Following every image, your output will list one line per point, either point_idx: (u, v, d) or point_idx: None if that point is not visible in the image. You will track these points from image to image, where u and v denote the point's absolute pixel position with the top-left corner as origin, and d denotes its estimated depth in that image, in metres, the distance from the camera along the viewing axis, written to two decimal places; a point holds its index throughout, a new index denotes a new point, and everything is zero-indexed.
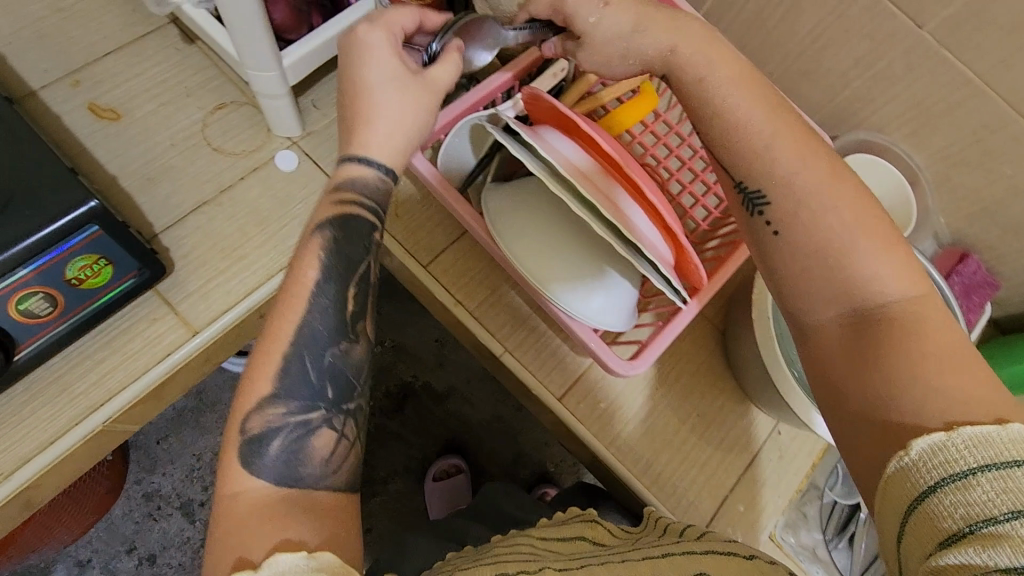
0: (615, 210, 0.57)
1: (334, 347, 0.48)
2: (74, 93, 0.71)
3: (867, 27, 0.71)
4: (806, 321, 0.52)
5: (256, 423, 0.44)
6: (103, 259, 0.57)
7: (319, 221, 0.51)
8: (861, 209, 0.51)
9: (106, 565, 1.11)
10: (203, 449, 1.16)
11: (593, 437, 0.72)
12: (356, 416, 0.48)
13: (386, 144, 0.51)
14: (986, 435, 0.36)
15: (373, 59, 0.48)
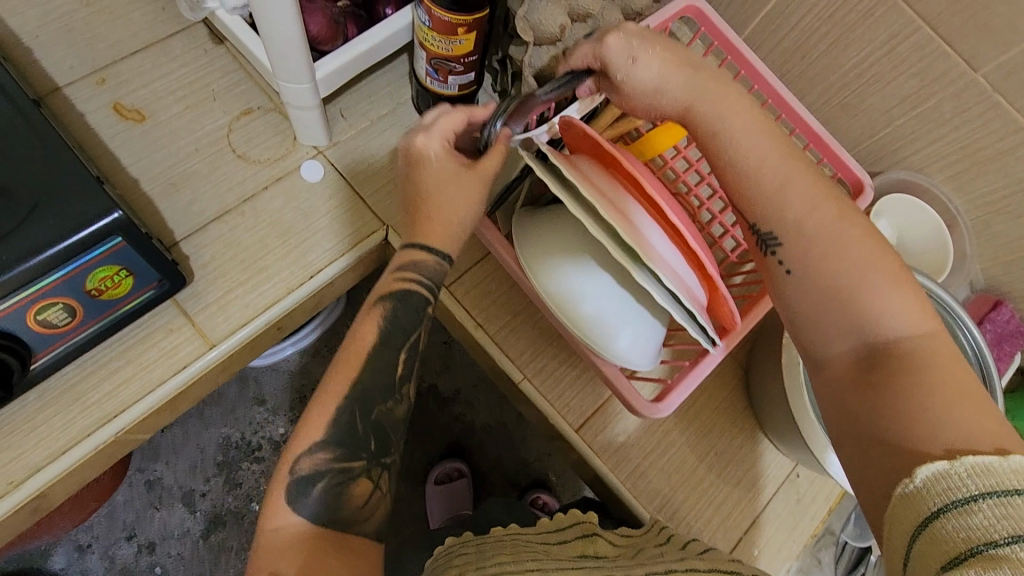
0: (659, 256, 0.53)
1: (381, 405, 0.54)
2: (99, 91, 0.69)
3: (917, 66, 0.69)
4: (822, 359, 0.53)
5: (305, 465, 0.50)
6: (125, 270, 0.56)
7: (381, 295, 0.57)
8: (865, 246, 0.52)
9: (106, 552, 1.07)
10: (208, 441, 1.13)
11: (609, 471, 0.71)
12: (391, 469, 0.55)
13: (444, 234, 0.57)
14: (987, 465, 0.37)
15: (430, 166, 0.55)
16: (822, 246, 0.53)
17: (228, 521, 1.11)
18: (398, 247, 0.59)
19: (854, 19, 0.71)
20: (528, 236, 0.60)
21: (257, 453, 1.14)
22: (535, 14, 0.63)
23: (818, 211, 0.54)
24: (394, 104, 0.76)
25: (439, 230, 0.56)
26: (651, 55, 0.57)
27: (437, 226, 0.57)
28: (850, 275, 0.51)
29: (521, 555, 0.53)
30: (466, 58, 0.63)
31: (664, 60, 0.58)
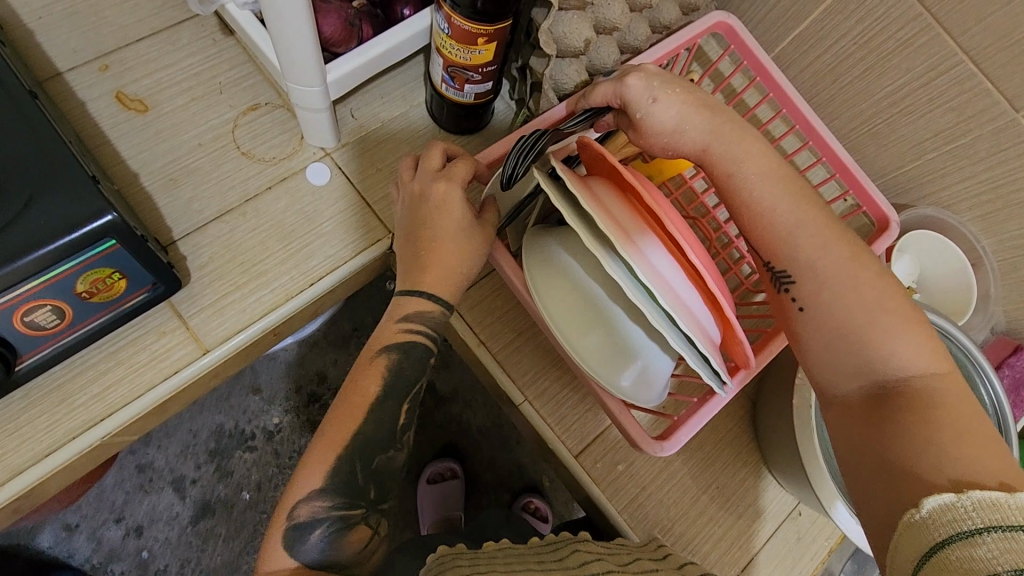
0: (674, 292, 0.49)
1: (382, 453, 0.56)
2: (102, 78, 0.67)
3: (955, 100, 0.66)
4: (830, 395, 0.52)
5: (302, 512, 0.53)
6: (118, 273, 0.54)
7: (384, 342, 0.58)
8: (876, 289, 0.51)
9: (94, 533, 1.04)
10: (202, 426, 1.10)
11: (607, 500, 0.69)
12: (387, 515, 0.58)
13: (450, 280, 0.58)
14: (994, 500, 0.38)
15: (447, 212, 0.56)
16: (835, 287, 0.51)
17: (218, 509, 1.08)
18: (396, 293, 0.59)
19: (892, 46, 0.68)
20: (537, 258, 0.57)
21: (251, 442, 1.11)
22: (560, 27, 0.61)
23: (829, 252, 0.52)
24: (407, 107, 0.73)
25: (438, 278, 0.57)
26: (671, 96, 0.55)
27: (439, 274, 0.57)
28: (858, 315, 0.50)
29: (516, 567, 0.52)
30: (485, 68, 0.60)
31: (683, 100, 0.55)
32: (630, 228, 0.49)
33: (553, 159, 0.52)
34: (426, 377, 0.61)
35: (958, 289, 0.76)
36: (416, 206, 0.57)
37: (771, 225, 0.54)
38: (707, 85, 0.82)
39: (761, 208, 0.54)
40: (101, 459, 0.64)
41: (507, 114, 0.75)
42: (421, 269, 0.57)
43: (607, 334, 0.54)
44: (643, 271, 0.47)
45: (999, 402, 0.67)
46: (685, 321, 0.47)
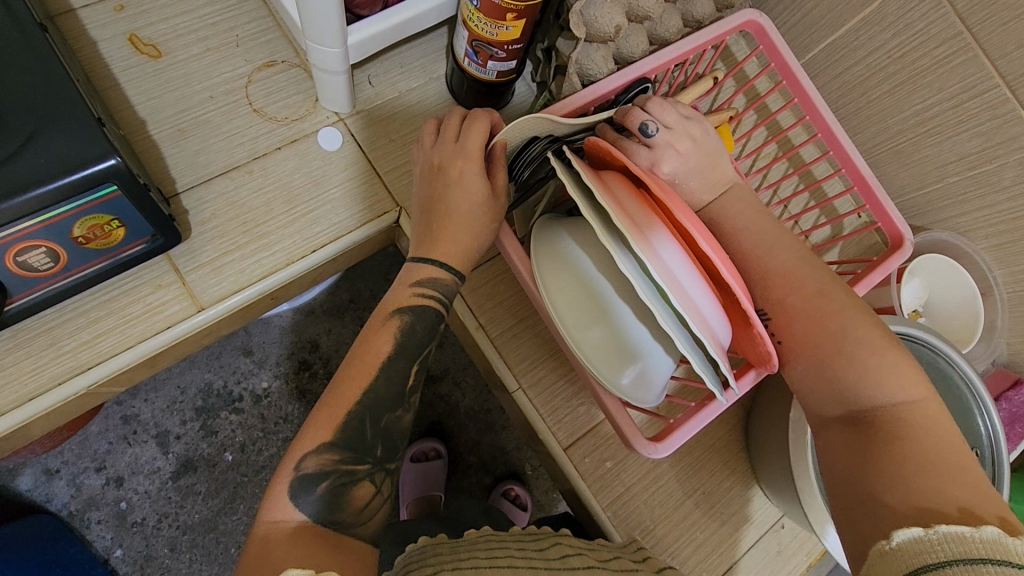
0: (687, 294, 0.46)
1: (390, 413, 0.55)
2: (116, 19, 0.64)
3: (984, 125, 0.65)
4: (824, 412, 0.52)
5: (310, 464, 0.51)
6: (116, 221, 0.53)
7: (398, 306, 0.57)
8: (842, 320, 0.52)
9: (73, 479, 1.04)
10: (190, 382, 1.09)
11: (591, 495, 0.68)
12: (392, 475, 0.56)
13: (458, 252, 0.58)
14: (959, 533, 0.39)
15: (462, 185, 0.56)
16: (803, 322, 0.54)
17: (200, 467, 1.07)
18: (409, 259, 0.59)
19: (927, 63, 0.67)
20: (544, 246, 0.55)
21: (238, 403, 1.10)
22: (591, 10, 0.58)
23: (800, 291, 0.55)
24: (426, 78, 0.71)
25: (454, 248, 0.57)
26: (685, 158, 0.58)
27: (456, 244, 0.57)
28: (828, 347, 0.52)
29: (498, 560, 0.49)
30: (511, 45, 0.58)
31: (696, 157, 0.58)
32: (647, 227, 0.47)
33: (569, 151, 0.50)
34: (436, 342, 0.60)
35: (963, 317, 0.75)
36: (432, 180, 0.58)
37: (746, 255, 0.58)
38: (730, 85, 0.81)
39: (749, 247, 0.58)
40: (83, 406, 0.63)
41: (527, 96, 0.74)
42: (434, 239, 0.58)
43: (612, 330, 0.53)
44: (657, 272, 0.45)
45: (994, 434, 0.65)
46: (698, 324, 0.46)
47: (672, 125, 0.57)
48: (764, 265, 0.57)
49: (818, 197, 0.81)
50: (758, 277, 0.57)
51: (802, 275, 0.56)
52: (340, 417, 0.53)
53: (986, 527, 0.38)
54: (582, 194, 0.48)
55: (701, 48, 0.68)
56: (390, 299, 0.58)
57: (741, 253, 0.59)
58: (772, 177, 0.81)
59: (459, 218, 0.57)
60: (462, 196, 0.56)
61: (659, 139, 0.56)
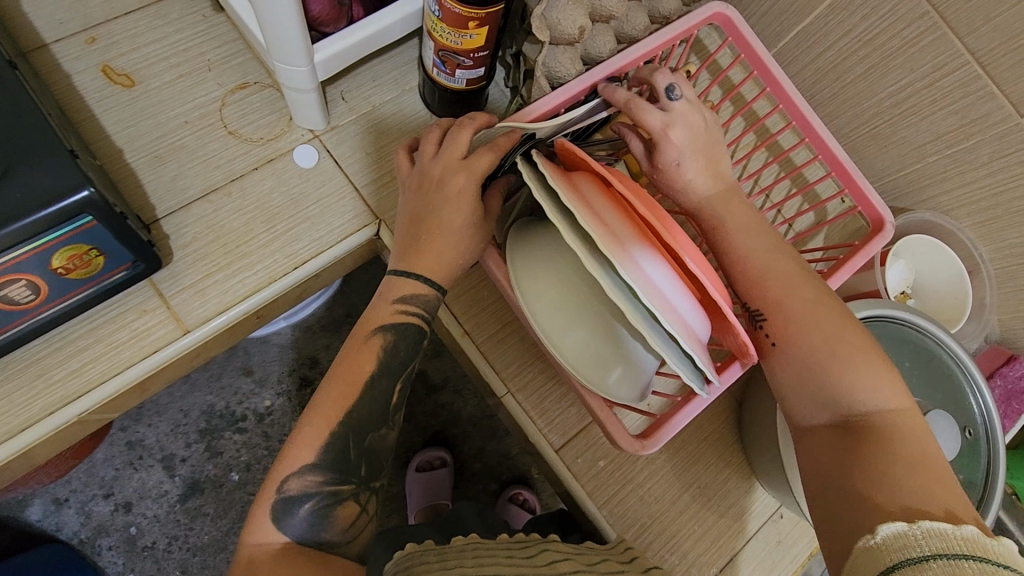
0: (656, 290, 0.46)
1: (375, 432, 0.55)
2: (88, 51, 0.65)
3: (957, 103, 0.65)
4: (806, 423, 0.54)
5: (293, 486, 0.51)
6: (95, 250, 0.53)
7: (380, 323, 0.56)
8: (836, 327, 0.53)
9: (82, 507, 1.05)
10: (193, 405, 1.10)
11: (586, 496, 0.68)
12: (378, 492, 0.57)
13: (435, 262, 0.56)
14: (941, 530, 0.41)
15: (457, 206, 0.54)
16: (799, 326, 0.54)
17: (206, 488, 1.08)
18: (389, 273, 0.57)
19: (897, 44, 0.66)
20: (524, 253, 0.55)
21: (242, 423, 1.11)
22: (553, 13, 0.58)
23: (797, 298, 0.55)
24: (399, 91, 0.72)
25: (439, 263, 0.55)
26: (693, 138, 0.58)
27: (433, 260, 0.56)
28: (821, 351, 0.52)
29: (486, 568, 0.49)
30: (477, 53, 0.59)
31: (703, 135, 0.59)
32: (613, 227, 0.47)
33: (536, 155, 0.50)
34: (419, 359, 0.59)
35: (951, 297, 0.75)
36: (424, 197, 0.55)
37: (734, 259, 0.58)
38: (705, 77, 0.82)
39: (739, 253, 0.57)
40: (77, 434, 0.64)
41: (501, 101, 0.75)
42: (405, 255, 0.57)
43: (588, 332, 0.52)
44: (624, 269, 0.44)
45: (988, 413, 0.65)
46: (670, 321, 0.45)
47: (690, 99, 0.59)
48: (744, 261, 0.57)
49: (800, 183, 0.82)
50: (754, 277, 0.56)
51: (783, 268, 0.56)
52: (324, 435, 0.53)
53: (966, 525, 0.41)
54: (548, 196, 0.47)
55: (669, 44, 0.68)
56: (371, 317, 0.57)
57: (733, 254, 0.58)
58: (753, 167, 0.82)
59: (442, 233, 0.55)
60: (457, 216, 0.54)
61: (675, 104, 0.58)
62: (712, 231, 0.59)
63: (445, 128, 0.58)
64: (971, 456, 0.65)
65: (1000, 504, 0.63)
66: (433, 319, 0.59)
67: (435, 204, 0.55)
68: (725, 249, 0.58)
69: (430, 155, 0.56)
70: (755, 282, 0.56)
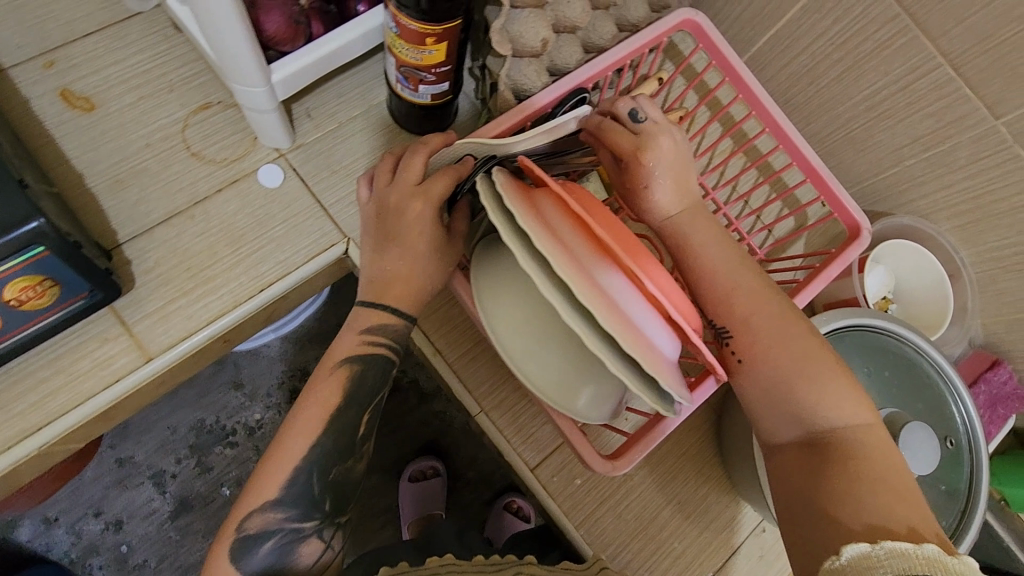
0: (616, 311, 0.44)
1: (340, 465, 0.54)
2: (46, 75, 0.64)
3: (933, 106, 0.63)
4: (773, 442, 0.53)
5: (255, 523, 0.51)
6: (49, 281, 0.52)
7: (345, 355, 0.56)
8: (804, 344, 0.52)
9: (73, 526, 1.04)
10: (181, 421, 1.09)
11: (562, 514, 0.67)
12: (345, 526, 0.56)
13: (398, 290, 0.55)
14: (903, 550, 0.43)
15: (415, 234, 0.53)
16: (767, 342, 0.53)
17: (197, 505, 1.07)
18: (357, 304, 0.57)
19: (870, 47, 0.65)
20: (485, 274, 0.53)
21: (231, 437, 1.10)
22: (513, 26, 0.57)
23: (766, 311, 0.54)
24: (366, 106, 0.71)
25: (406, 291, 0.55)
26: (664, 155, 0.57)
27: (396, 287, 0.55)
28: (790, 369, 0.52)
29: None
30: (438, 68, 0.58)
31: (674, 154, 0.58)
32: (569, 247, 0.45)
33: (493, 173, 0.48)
34: (388, 388, 0.58)
35: (932, 302, 0.74)
36: (383, 227, 0.55)
37: (701, 275, 0.56)
38: (680, 83, 0.80)
39: (705, 268, 0.56)
40: (47, 462, 0.63)
41: (470, 114, 0.73)
42: (367, 279, 0.56)
43: (553, 353, 0.50)
44: (581, 291, 0.43)
45: (971, 423, 0.64)
46: (630, 345, 0.43)
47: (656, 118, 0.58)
48: (710, 271, 0.56)
49: (779, 188, 0.80)
50: (720, 294, 0.55)
51: (751, 281, 0.55)
52: (287, 465, 0.52)
53: (926, 544, 0.42)
54: (502, 217, 0.46)
55: (638, 52, 0.67)
56: (337, 349, 0.56)
57: (704, 269, 0.56)
58: (730, 173, 0.80)
59: (403, 261, 0.54)
60: (415, 244, 0.54)
61: (642, 126, 0.57)
62: (677, 250, 0.57)
63: (400, 155, 0.58)
64: (953, 467, 0.65)
65: (982, 515, 0.62)
66: (403, 347, 0.58)
67: (395, 233, 0.54)
68: (692, 265, 0.57)
69: (387, 182, 0.55)
70: (721, 299, 0.55)
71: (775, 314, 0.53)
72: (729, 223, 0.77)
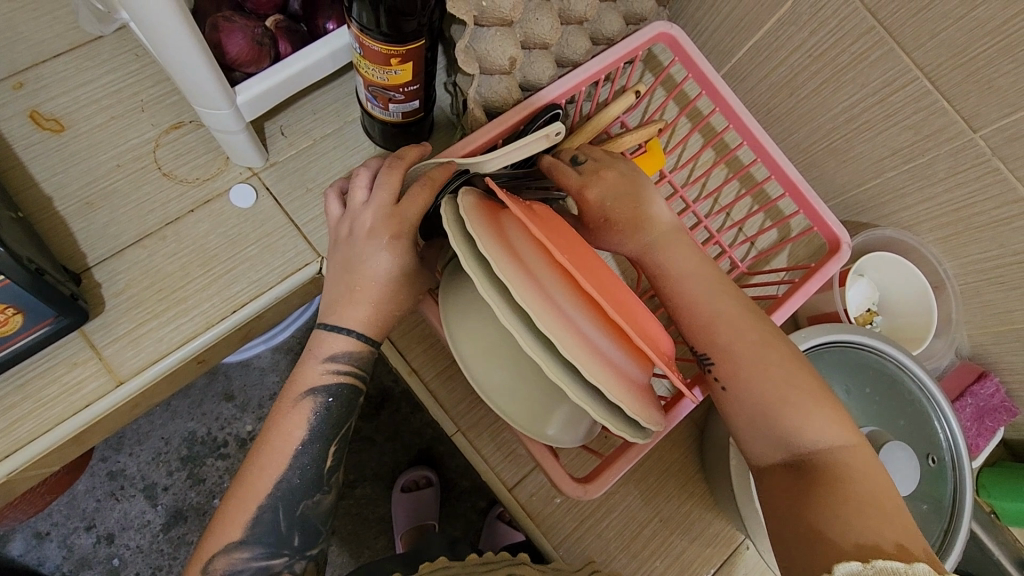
0: (580, 341, 0.43)
1: (307, 499, 0.54)
2: (16, 97, 0.63)
3: (911, 118, 0.62)
4: (757, 466, 0.52)
5: (220, 565, 0.51)
6: (12, 309, 0.52)
7: (311, 384, 0.55)
8: (783, 366, 0.51)
9: (64, 540, 1.04)
10: (172, 433, 1.08)
11: (542, 535, 0.67)
12: (317, 557, 0.56)
13: (361, 317, 0.54)
14: (894, 569, 0.41)
15: (382, 258, 0.53)
16: (747, 367, 0.52)
17: (190, 516, 1.07)
18: (316, 327, 0.55)
19: (846, 60, 0.64)
20: (457, 291, 0.52)
21: (223, 449, 1.09)
22: (480, 45, 0.57)
23: (744, 336, 0.53)
24: (341, 123, 0.70)
25: (371, 319, 0.54)
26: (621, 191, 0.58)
27: (361, 314, 0.54)
28: (765, 391, 0.51)
29: None
30: (406, 87, 0.57)
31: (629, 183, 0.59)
32: (533, 273, 0.44)
33: (456, 198, 0.47)
34: (356, 416, 0.58)
35: (917, 314, 0.73)
36: (351, 248, 0.54)
37: (682, 301, 0.55)
38: (660, 92, 0.79)
39: (684, 295, 0.56)
40: (24, 484, 0.63)
41: (446, 129, 0.73)
42: (332, 304, 0.55)
43: (519, 377, 0.50)
44: (543, 322, 0.42)
45: (954, 440, 0.63)
46: (594, 375, 0.42)
47: (600, 157, 0.61)
48: (686, 297, 0.55)
49: (761, 200, 0.78)
50: (701, 321, 0.54)
51: (724, 305, 0.54)
52: (252, 493, 0.53)
53: (917, 563, 0.41)
54: (464, 243, 0.45)
55: (613, 66, 0.66)
56: (301, 378, 0.55)
57: (678, 297, 0.56)
58: (712, 185, 0.79)
59: (371, 285, 0.53)
60: (381, 268, 0.53)
61: (585, 167, 0.59)
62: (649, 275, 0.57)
63: (376, 170, 0.56)
64: (937, 484, 0.64)
65: (966, 537, 0.61)
66: (366, 373, 0.57)
67: (362, 255, 0.53)
68: (670, 293, 0.56)
69: (361, 200, 0.54)
70: (701, 324, 0.54)
71: (752, 336, 0.53)
72: (709, 236, 0.77)
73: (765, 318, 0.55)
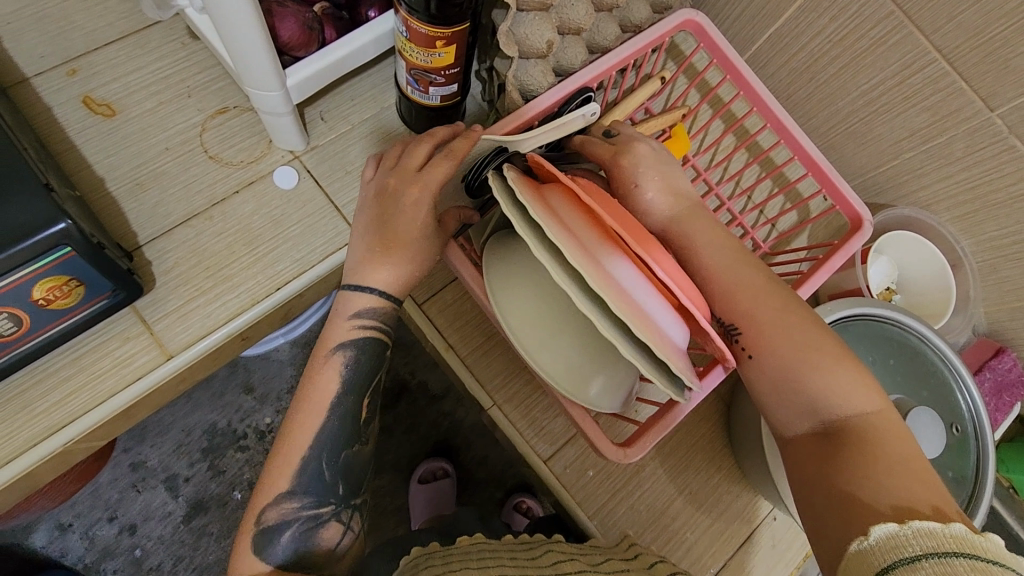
0: (626, 299, 0.45)
1: (348, 447, 0.57)
2: (69, 83, 0.66)
3: (929, 100, 0.65)
4: (787, 435, 0.54)
5: (272, 516, 0.54)
6: (74, 281, 0.54)
7: (339, 341, 0.57)
8: (808, 334, 0.54)
9: (86, 531, 1.05)
10: (194, 425, 1.10)
11: (577, 506, 0.69)
12: (360, 508, 0.59)
13: (384, 275, 0.56)
14: (931, 529, 0.42)
15: (405, 215, 0.55)
16: (772, 337, 0.54)
17: (211, 507, 1.08)
18: (341, 288, 0.57)
19: (866, 44, 0.66)
20: (499, 266, 0.54)
21: (243, 441, 1.12)
22: (520, 29, 0.59)
23: (767, 305, 0.55)
24: (378, 108, 0.73)
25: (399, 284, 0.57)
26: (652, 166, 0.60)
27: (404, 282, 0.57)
28: (792, 359, 0.53)
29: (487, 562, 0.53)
30: (447, 70, 0.59)
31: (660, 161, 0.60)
32: (580, 236, 0.47)
33: (504, 168, 0.50)
34: (384, 369, 0.60)
35: (936, 291, 0.75)
36: (376, 208, 0.56)
37: (710, 274, 0.57)
38: (682, 80, 0.82)
39: (709, 267, 0.58)
40: (70, 459, 0.65)
41: (479, 115, 0.76)
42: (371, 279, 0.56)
43: (562, 349, 0.52)
44: (592, 280, 0.44)
45: (975, 408, 0.65)
46: (642, 331, 0.44)
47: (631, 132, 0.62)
48: (704, 262, 0.58)
49: (781, 182, 0.81)
50: (722, 293, 0.57)
51: (750, 278, 0.57)
52: (301, 458, 0.55)
53: (955, 523, 0.42)
54: (514, 208, 0.47)
55: (642, 51, 0.68)
56: (329, 336, 0.57)
57: (706, 270, 0.58)
58: (733, 168, 0.81)
59: (401, 245, 0.55)
60: (404, 224, 0.55)
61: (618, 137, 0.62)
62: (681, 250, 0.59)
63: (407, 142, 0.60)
64: (960, 453, 0.66)
65: (990, 503, 0.63)
66: (390, 327, 0.59)
67: (388, 216, 0.55)
68: (697, 268, 0.58)
69: (387, 166, 0.57)
70: (726, 295, 0.56)
71: (777, 309, 0.55)
72: (732, 217, 0.79)
73: (786, 289, 0.57)
